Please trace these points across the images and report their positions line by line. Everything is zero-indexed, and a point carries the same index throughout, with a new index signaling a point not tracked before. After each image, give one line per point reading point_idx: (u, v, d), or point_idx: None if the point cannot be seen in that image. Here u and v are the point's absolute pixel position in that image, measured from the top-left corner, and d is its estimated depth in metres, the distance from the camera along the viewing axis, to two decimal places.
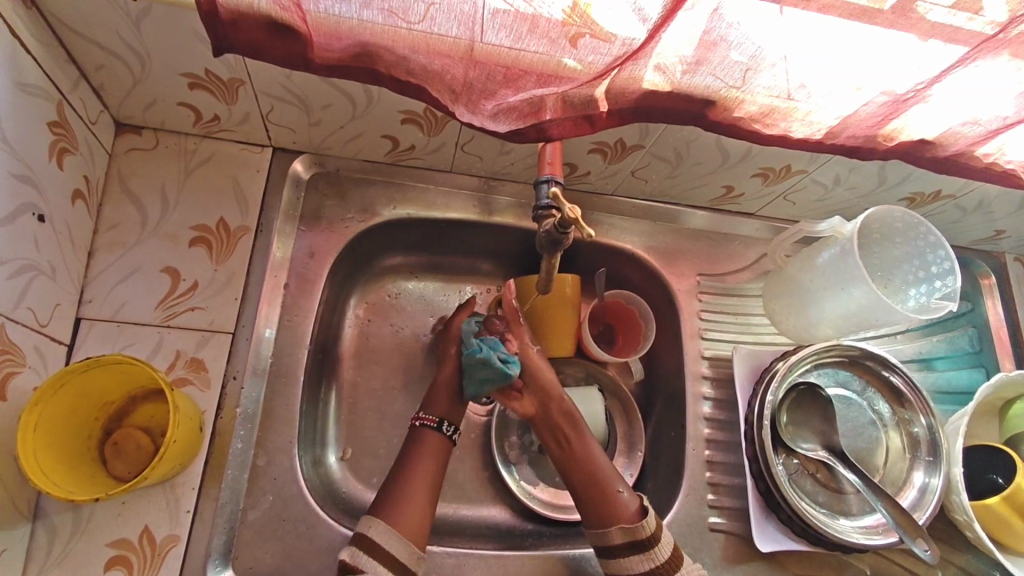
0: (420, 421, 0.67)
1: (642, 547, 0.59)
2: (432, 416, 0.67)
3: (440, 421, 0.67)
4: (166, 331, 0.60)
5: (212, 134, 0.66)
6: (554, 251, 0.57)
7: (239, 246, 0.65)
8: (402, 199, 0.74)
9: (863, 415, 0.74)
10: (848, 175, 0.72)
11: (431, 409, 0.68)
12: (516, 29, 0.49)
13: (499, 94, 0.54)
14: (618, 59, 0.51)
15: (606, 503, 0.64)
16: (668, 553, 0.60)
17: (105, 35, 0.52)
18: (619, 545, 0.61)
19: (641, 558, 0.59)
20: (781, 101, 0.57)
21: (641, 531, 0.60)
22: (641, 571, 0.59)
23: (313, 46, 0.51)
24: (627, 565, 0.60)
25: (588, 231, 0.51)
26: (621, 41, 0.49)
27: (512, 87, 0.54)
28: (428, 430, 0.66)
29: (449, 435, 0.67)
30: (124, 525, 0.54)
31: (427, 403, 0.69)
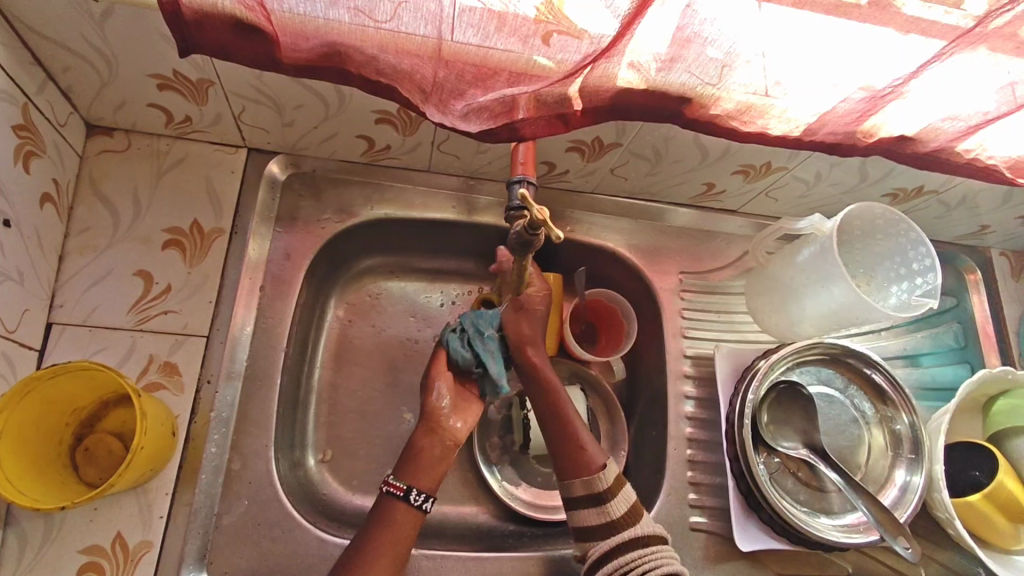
0: (387, 489, 0.59)
1: (599, 501, 0.60)
2: (399, 483, 0.59)
3: (407, 489, 0.58)
4: (140, 335, 0.59)
5: (186, 135, 0.66)
6: (525, 254, 0.54)
7: (213, 248, 0.64)
8: (380, 199, 0.73)
9: (846, 413, 0.73)
10: (829, 171, 0.71)
11: (401, 473, 0.60)
12: (484, 28, 0.48)
13: (468, 94, 0.54)
14: (589, 57, 0.50)
15: (572, 453, 0.63)
16: (623, 509, 0.60)
17: (69, 36, 0.51)
18: (580, 497, 0.61)
19: (598, 512, 0.60)
20: (758, 98, 0.57)
21: (598, 483, 0.61)
22: (597, 525, 0.60)
23: (281, 47, 0.50)
24: (582, 518, 0.61)
25: (559, 234, 0.48)
26: (591, 38, 0.49)
27: (481, 87, 0.53)
28: (394, 500, 0.58)
29: (419, 504, 0.58)
30: (96, 531, 0.53)
31: (401, 464, 0.61)
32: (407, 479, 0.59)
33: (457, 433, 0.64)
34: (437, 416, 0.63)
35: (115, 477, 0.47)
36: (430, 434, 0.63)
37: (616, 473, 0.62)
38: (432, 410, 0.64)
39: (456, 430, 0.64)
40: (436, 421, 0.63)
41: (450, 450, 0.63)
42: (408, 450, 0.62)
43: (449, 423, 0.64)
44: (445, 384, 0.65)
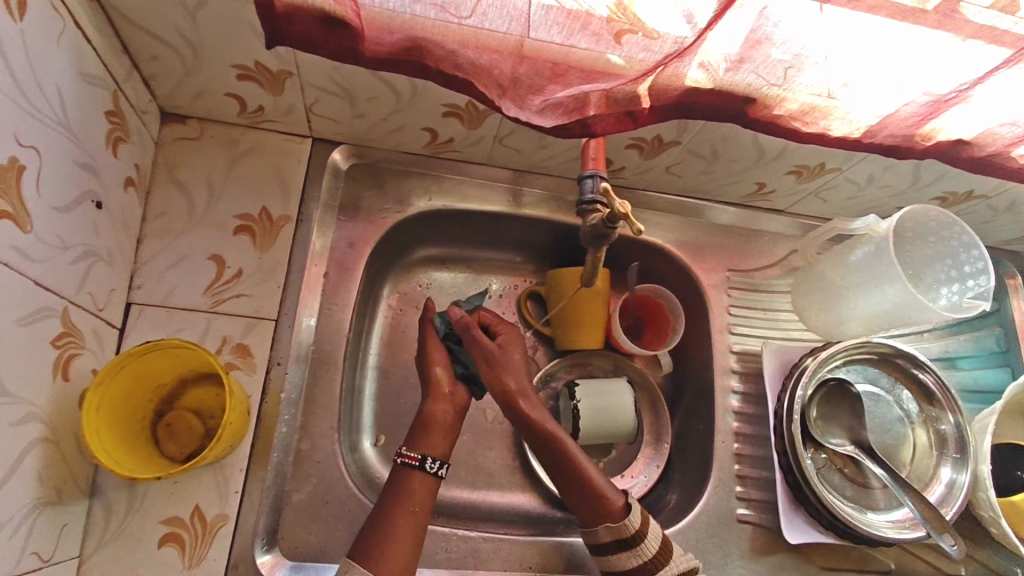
0: (401, 460, 0.60)
1: (629, 545, 0.60)
2: (414, 453, 0.60)
3: (422, 457, 0.60)
4: (214, 317, 0.62)
5: (257, 124, 0.68)
6: (599, 247, 0.54)
7: (282, 234, 0.66)
8: (439, 191, 0.75)
9: (892, 411, 0.75)
10: (882, 174, 0.72)
11: (415, 444, 0.61)
12: (567, 26, 0.49)
13: (547, 90, 0.54)
14: (668, 57, 0.52)
15: (595, 502, 0.63)
16: (656, 547, 0.61)
17: (162, 27, 0.53)
18: (608, 543, 0.61)
19: (630, 555, 0.60)
20: (822, 99, 0.58)
21: (627, 529, 0.61)
22: (633, 567, 0.60)
23: (365, 41, 0.52)
24: (615, 560, 0.61)
25: (638, 227, 0.48)
26: (673, 39, 0.50)
27: (559, 83, 0.54)
28: (410, 470, 0.59)
29: (435, 471, 0.60)
30: (177, 503, 0.56)
31: (414, 435, 0.62)
32: (421, 449, 0.61)
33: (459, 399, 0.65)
34: (440, 384, 0.65)
35: (206, 452, 0.49)
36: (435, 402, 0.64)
37: (642, 513, 0.63)
38: (433, 376, 0.65)
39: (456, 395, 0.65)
40: (443, 386, 0.65)
41: (457, 412, 0.65)
42: (422, 420, 0.63)
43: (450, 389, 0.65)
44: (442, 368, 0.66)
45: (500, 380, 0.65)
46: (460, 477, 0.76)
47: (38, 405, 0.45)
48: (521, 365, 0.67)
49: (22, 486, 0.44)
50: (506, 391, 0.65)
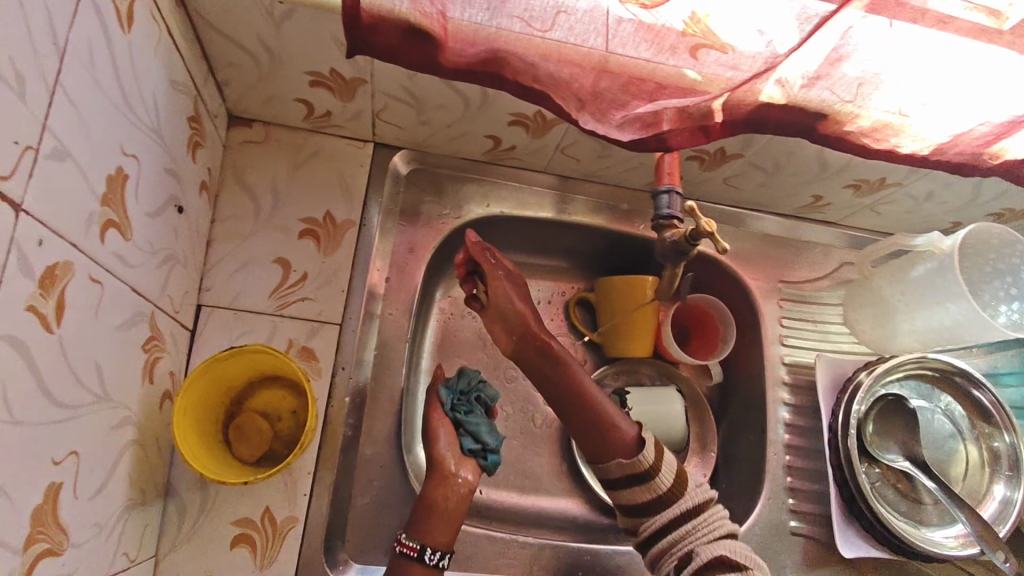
0: (400, 549, 0.57)
1: (643, 480, 0.62)
2: (412, 543, 0.57)
3: (421, 548, 0.57)
4: (280, 320, 0.62)
5: (321, 128, 0.68)
6: (677, 262, 0.55)
7: (346, 238, 0.67)
8: (496, 197, 0.75)
9: (946, 428, 0.74)
10: (942, 190, 0.72)
11: (415, 531, 0.58)
12: (657, 43, 0.50)
13: (630, 105, 0.54)
14: (757, 74, 0.52)
15: (605, 435, 0.64)
16: (670, 481, 0.62)
17: (244, 36, 0.53)
18: (620, 478, 0.64)
19: (644, 490, 0.62)
20: (895, 117, 0.57)
21: (641, 465, 0.62)
22: (647, 501, 0.62)
23: (446, 51, 0.52)
24: (631, 497, 0.63)
25: (722, 246, 0.48)
26: (770, 58, 0.50)
27: (645, 99, 0.54)
28: (408, 562, 0.57)
29: (435, 564, 0.57)
30: (248, 503, 0.57)
31: (413, 521, 0.59)
32: (421, 536, 0.58)
33: (468, 481, 0.62)
34: (446, 465, 0.62)
35: (297, 450, 0.52)
36: (439, 486, 0.61)
37: (655, 443, 0.64)
38: (438, 457, 0.62)
39: (465, 478, 0.62)
40: (447, 468, 0.62)
41: (463, 497, 0.62)
42: (422, 503, 0.60)
43: (458, 473, 0.62)
44: (446, 447, 0.63)
45: (505, 305, 0.67)
46: (510, 482, 0.77)
47: (130, 408, 0.46)
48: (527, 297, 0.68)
49: (114, 489, 0.45)
50: (513, 315, 0.66)
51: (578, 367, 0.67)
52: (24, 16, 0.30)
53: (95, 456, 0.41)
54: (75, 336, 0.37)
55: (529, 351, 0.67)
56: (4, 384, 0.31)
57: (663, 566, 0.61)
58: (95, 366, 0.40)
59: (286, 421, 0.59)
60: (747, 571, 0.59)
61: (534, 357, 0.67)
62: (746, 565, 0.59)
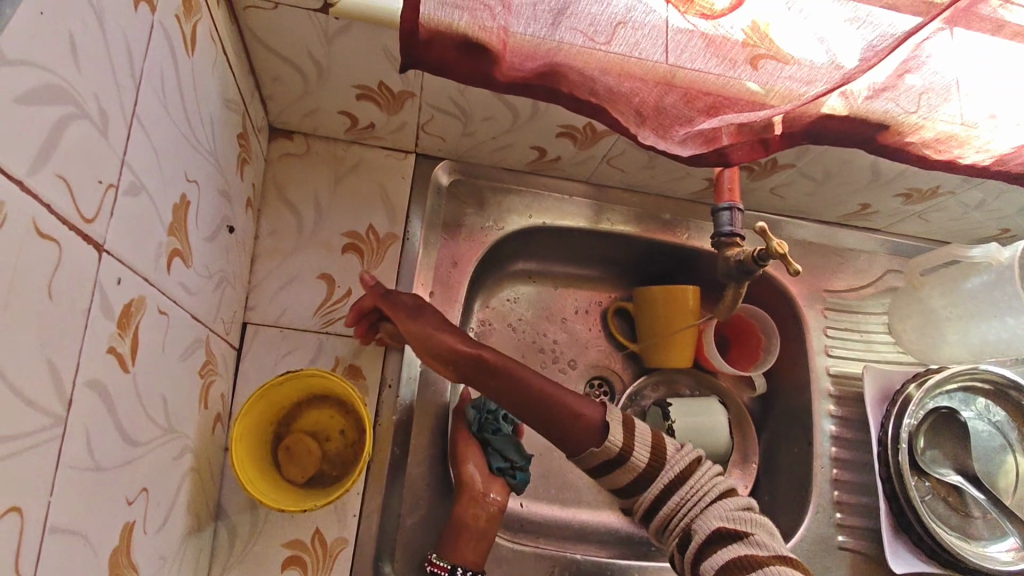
0: (431, 568, 0.57)
1: (620, 465, 0.56)
2: (443, 563, 0.56)
3: (452, 567, 0.56)
4: (325, 338, 0.61)
5: (363, 141, 0.67)
6: (741, 280, 0.55)
7: (389, 254, 0.66)
8: (537, 208, 0.74)
9: (998, 441, 0.72)
10: (994, 200, 0.70)
11: (445, 551, 0.57)
12: (730, 59, 0.49)
13: (694, 121, 0.53)
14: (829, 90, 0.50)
15: (567, 426, 0.58)
16: (646, 456, 0.56)
17: (295, 51, 0.52)
18: (599, 468, 0.58)
19: (625, 472, 0.57)
20: (961, 128, 0.56)
21: (612, 450, 0.56)
22: (630, 482, 0.57)
23: (504, 66, 0.51)
24: (613, 480, 0.58)
25: (794, 267, 0.50)
26: (839, 71, 0.48)
27: (710, 115, 0.52)
28: None
29: None
30: (298, 526, 0.56)
31: (443, 541, 0.58)
32: (451, 556, 0.57)
33: (497, 500, 0.62)
34: (473, 486, 0.61)
35: (353, 477, 0.50)
36: (469, 505, 0.60)
37: (621, 422, 0.58)
38: (466, 477, 0.62)
39: (494, 498, 0.62)
40: (472, 489, 0.61)
41: (492, 517, 0.61)
42: (451, 524, 0.59)
43: (488, 492, 0.62)
44: (474, 467, 0.63)
45: (417, 335, 0.57)
46: (549, 495, 0.75)
47: (189, 436, 0.45)
48: (433, 316, 0.59)
49: (175, 518, 0.44)
50: (434, 345, 0.57)
51: (514, 361, 0.59)
52: (108, 46, 0.29)
53: (160, 489, 0.40)
54: (146, 371, 0.36)
55: (463, 373, 0.59)
56: (88, 429, 0.30)
57: (669, 540, 0.57)
58: (162, 399, 0.39)
59: (336, 442, 0.57)
60: (748, 537, 0.53)
61: (470, 375, 0.59)
62: (744, 530, 0.53)
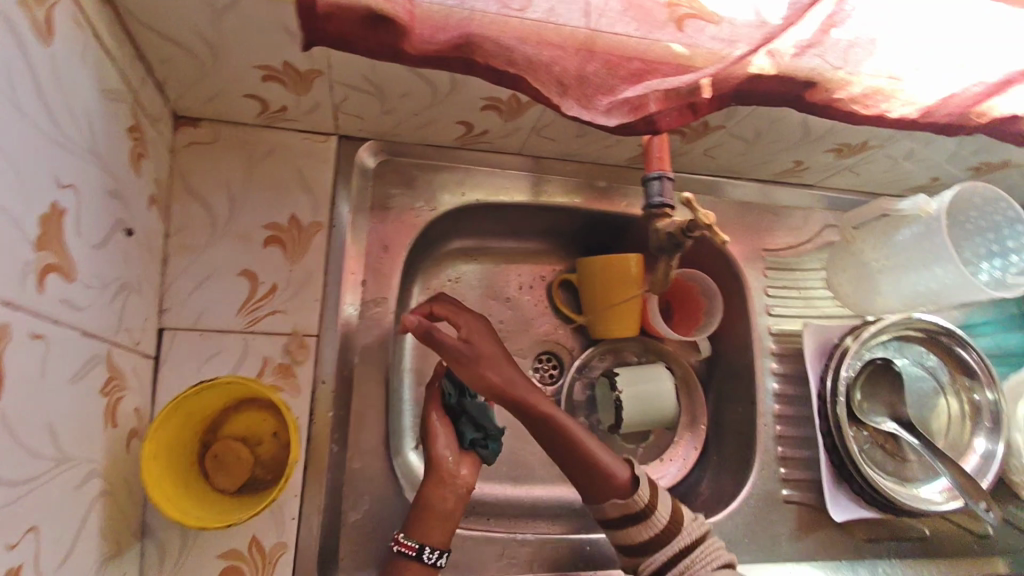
0: (397, 548, 0.56)
1: (638, 519, 0.58)
2: (411, 542, 0.55)
3: (420, 546, 0.55)
4: (250, 338, 0.58)
5: (275, 124, 0.62)
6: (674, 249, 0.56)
7: (314, 243, 0.62)
8: (468, 184, 0.71)
9: (928, 385, 0.76)
10: (921, 149, 0.71)
11: (412, 529, 0.56)
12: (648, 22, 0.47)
13: (617, 89, 0.51)
14: (754, 47, 0.50)
15: (595, 478, 0.61)
16: (667, 516, 0.58)
17: (183, 31, 0.47)
18: (616, 519, 0.60)
19: (641, 528, 0.58)
20: (886, 82, 0.55)
21: (635, 504, 0.59)
22: (643, 540, 0.58)
23: (413, 38, 0.47)
24: (626, 535, 0.59)
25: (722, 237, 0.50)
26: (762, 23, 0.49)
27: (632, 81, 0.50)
28: (406, 561, 0.55)
29: (433, 562, 0.55)
30: (234, 535, 0.53)
31: (409, 520, 0.58)
32: (420, 535, 0.56)
33: (467, 479, 0.60)
34: (444, 466, 0.60)
35: (282, 481, 0.48)
36: (438, 486, 0.59)
37: (648, 481, 0.60)
38: (436, 458, 0.60)
39: (464, 476, 0.60)
40: (441, 470, 0.60)
41: (461, 498, 0.59)
42: (419, 506, 0.58)
43: (458, 471, 0.60)
44: (445, 443, 0.61)
45: (464, 361, 0.62)
46: (502, 475, 0.75)
47: (96, 458, 0.42)
48: (498, 351, 0.63)
49: (87, 547, 0.41)
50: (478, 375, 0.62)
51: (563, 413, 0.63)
52: None
53: (59, 522, 0.37)
54: (18, 404, 0.33)
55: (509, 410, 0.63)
56: None
57: None
58: (49, 428, 0.36)
59: (269, 445, 0.55)
60: None
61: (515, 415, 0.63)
62: None
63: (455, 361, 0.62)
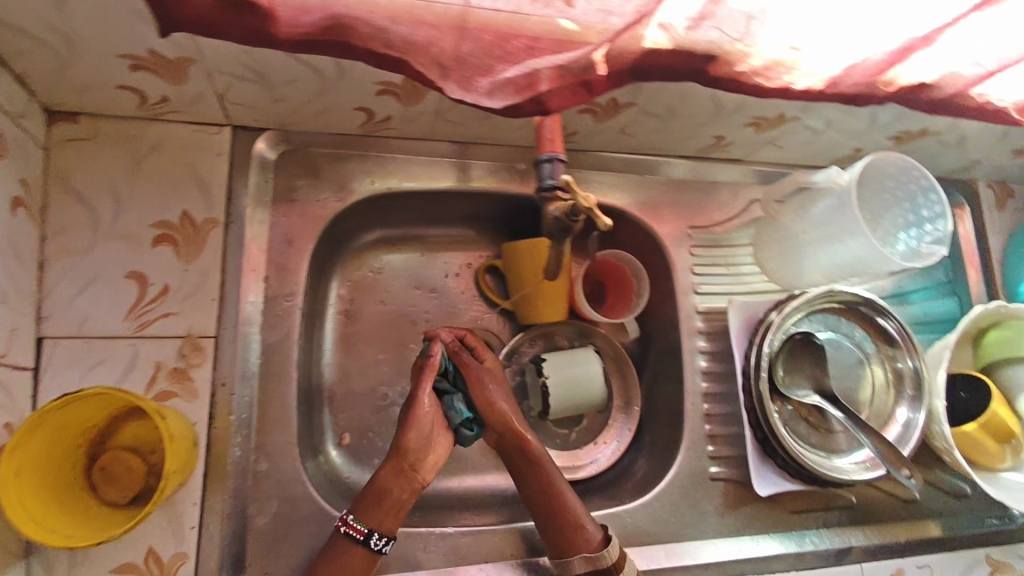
0: (345, 529, 0.55)
1: None
2: (360, 526, 0.55)
3: (369, 532, 0.55)
4: (141, 343, 0.56)
5: (160, 116, 0.59)
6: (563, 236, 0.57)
7: (209, 240, 0.59)
8: (380, 172, 0.68)
9: (852, 356, 0.76)
10: (839, 119, 0.70)
11: (364, 514, 0.55)
12: None
13: (496, 70, 0.49)
14: (630, 23, 0.47)
15: (568, 530, 0.60)
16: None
17: (25, 20, 0.44)
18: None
19: None
20: (785, 53, 0.54)
21: (603, 560, 0.59)
22: None
23: (277, 21, 0.44)
24: None
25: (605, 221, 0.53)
26: None
27: (509, 61, 0.48)
28: (352, 543, 0.54)
29: (378, 549, 0.55)
30: (128, 550, 0.53)
31: (361, 501, 0.56)
32: (370, 522, 0.55)
33: (426, 476, 0.59)
34: (409, 455, 0.58)
35: (150, 501, 0.45)
36: (400, 473, 0.57)
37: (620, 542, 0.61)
38: (406, 442, 0.58)
39: (427, 471, 0.59)
40: (408, 457, 0.58)
41: (416, 493, 0.58)
42: (375, 490, 0.57)
43: (423, 465, 0.59)
44: (426, 426, 0.59)
45: (486, 392, 0.64)
46: None
47: None
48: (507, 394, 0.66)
49: None
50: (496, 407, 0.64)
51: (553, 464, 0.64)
52: None
53: None
54: None
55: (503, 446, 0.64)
56: None
57: None
58: None
59: (160, 453, 0.53)
60: None
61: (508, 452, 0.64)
62: None
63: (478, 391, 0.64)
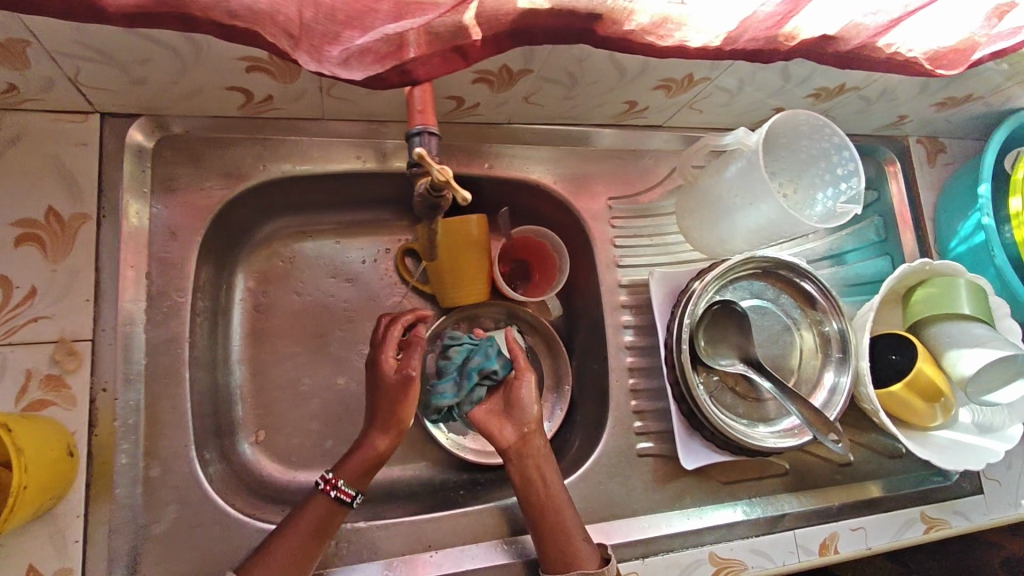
0: (334, 493, 0.58)
1: None
2: (348, 488, 0.58)
3: (355, 495, 0.58)
4: (8, 351, 0.52)
5: (15, 105, 0.54)
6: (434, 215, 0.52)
7: (81, 237, 0.56)
8: (273, 156, 0.64)
9: (778, 322, 0.75)
10: (751, 78, 0.67)
11: (352, 478, 0.59)
12: None
13: (344, 37, 0.45)
14: None
15: (568, 545, 0.59)
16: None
17: None
18: None
19: None
20: (673, 8, 0.50)
21: None
22: None
23: None
24: None
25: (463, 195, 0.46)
26: None
27: (357, 28, 0.44)
28: (338, 501, 0.58)
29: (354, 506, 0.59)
30: (6, 568, 0.50)
31: (352, 462, 0.60)
32: (355, 485, 0.59)
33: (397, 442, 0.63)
34: (401, 427, 0.61)
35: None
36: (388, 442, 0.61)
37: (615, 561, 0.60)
38: (402, 416, 0.61)
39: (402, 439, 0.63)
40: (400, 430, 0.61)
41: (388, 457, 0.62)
42: (364, 453, 0.60)
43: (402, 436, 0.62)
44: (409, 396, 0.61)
45: (524, 399, 0.65)
46: None
47: None
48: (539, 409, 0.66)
49: None
50: (528, 415, 0.65)
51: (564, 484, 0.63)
52: None
53: None
54: None
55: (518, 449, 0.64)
56: None
57: None
58: None
59: None
60: None
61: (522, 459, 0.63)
62: None
63: (512, 396, 0.66)
